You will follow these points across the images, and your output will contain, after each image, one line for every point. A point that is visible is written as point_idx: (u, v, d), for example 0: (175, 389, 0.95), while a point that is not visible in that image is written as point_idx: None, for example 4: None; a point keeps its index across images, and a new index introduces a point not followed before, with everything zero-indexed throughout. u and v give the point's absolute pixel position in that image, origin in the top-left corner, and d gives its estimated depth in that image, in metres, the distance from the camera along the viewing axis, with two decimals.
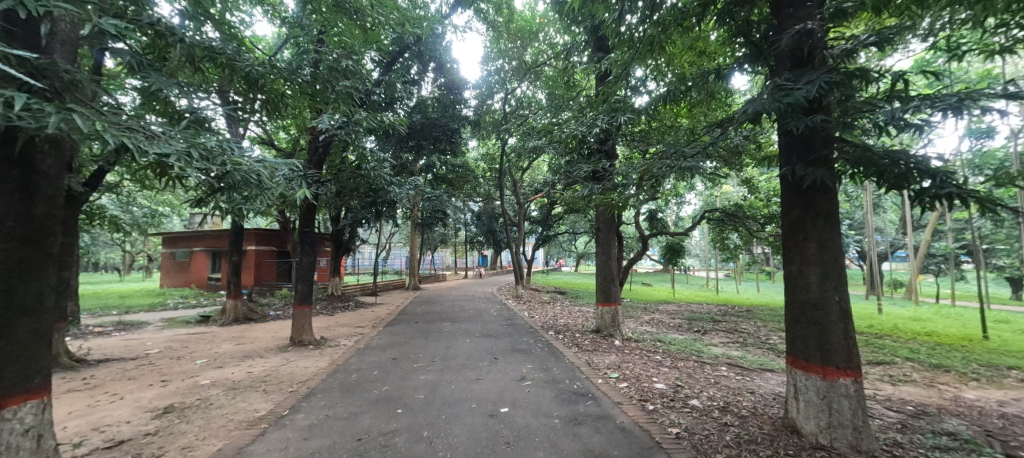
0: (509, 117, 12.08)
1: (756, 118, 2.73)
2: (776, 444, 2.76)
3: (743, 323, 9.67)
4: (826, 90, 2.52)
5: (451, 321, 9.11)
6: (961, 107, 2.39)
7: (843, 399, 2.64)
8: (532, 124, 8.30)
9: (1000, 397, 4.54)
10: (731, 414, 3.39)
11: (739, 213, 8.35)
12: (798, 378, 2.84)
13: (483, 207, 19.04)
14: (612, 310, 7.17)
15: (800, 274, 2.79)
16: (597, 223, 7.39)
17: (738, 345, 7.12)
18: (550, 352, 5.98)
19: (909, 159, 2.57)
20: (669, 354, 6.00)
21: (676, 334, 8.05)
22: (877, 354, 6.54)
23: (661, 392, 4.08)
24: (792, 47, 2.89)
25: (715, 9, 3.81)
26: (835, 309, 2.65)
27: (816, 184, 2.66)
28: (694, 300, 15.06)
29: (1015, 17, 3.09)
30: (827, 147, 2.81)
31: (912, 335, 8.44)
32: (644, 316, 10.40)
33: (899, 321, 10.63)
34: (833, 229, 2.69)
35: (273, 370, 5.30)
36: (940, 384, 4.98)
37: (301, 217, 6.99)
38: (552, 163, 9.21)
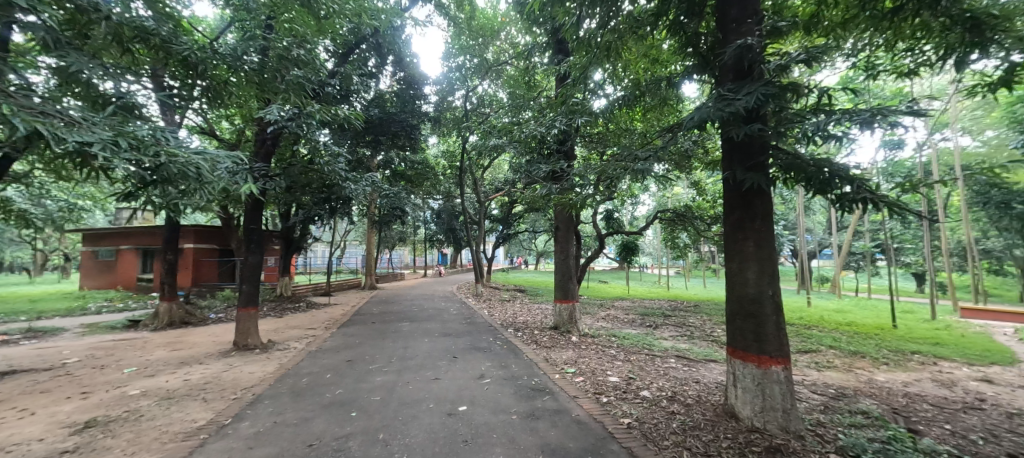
0: (469, 116, 11.98)
1: (701, 125, 2.90)
2: (717, 429, 2.96)
3: (691, 317, 10.22)
4: (764, 100, 2.72)
5: (409, 321, 8.96)
6: (877, 122, 2.67)
7: (774, 385, 2.87)
8: (493, 122, 8.28)
9: (904, 379, 5.14)
10: (678, 403, 3.59)
11: (689, 214, 8.81)
12: (736, 366, 3.06)
13: (444, 205, 18.83)
14: (569, 307, 7.36)
15: (740, 270, 3.00)
16: (556, 222, 7.52)
17: (686, 338, 7.55)
18: (509, 349, 6.04)
19: (831, 166, 2.86)
20: (623, 349, 6.25)
21: (630, 329, 8.40)
22: (806, 343, 7.18)
23: (615, 384, 4.24)
24: (734, 60, 3.10)
25: (665, 19, 4.02)
26: (769, 303, 2.88)
27: (754, 188, 2.88)
28: (647, 296, 15.72)
29: (921, 40, 3.50)
30: (763, 154, 3.04)
31: (835, 326, 9.31)
32: (600, 312, 10.75)
33: (825, 313, 11.70)
34: (768, 230, 2.92)
35: (214, 377, 4.97)
36: (857, 368, 5.56)
37: (246, 213, 6.57)
38: (512, 162, 9.28)
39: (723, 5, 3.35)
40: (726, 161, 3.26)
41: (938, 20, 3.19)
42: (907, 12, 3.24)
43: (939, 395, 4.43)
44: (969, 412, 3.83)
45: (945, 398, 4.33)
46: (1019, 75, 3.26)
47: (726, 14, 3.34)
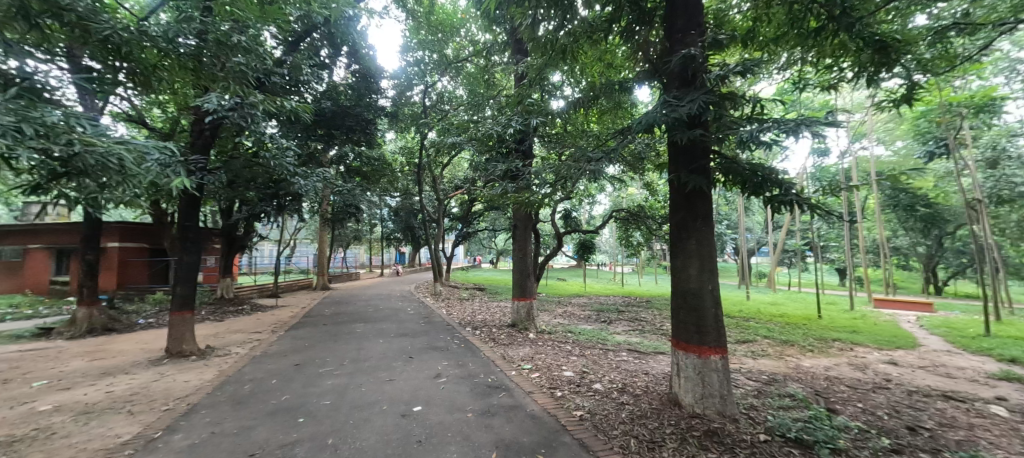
0: (428, 112, 11.79)
1: (650, 129, 3.04)
2: (661, 417, 3.14)
3: (643, 312, 10.68)
4: (705, 108, 2.90)
5: (364, 322, 8.68)
6: (803, 130, 2.91)
7: (713, 373, 3.09)
8: (452, 119, 8.19)
9: (826, 364, 5.69)
10: (627, 394, 3.76)
11: (641, 213, 9.20)
12: (680, 357, 3.24)
13: (401, 203, 18.38)
14: (527, 304, 7.44)
15: (683, 267, 3.19)
16: (514, 220, 7.57)
17: (638, 332, 7.89)
18: (466, 348, 6.02)
19: (763, 171, 3.12)
20: (578, 344, 6.43)
21: (585, 324, 8.65)
22: (744, 333, 7.74)
23: (569, 379, 4.36)
24: (679, 68, 3.27)
25: (618, 26, 4.16)
26: (708, 297, 3.09)
27: (696, 190, 3.06)
28: (603, 293, 16.22)
29: (841, 57, 3.91)
30: (705, 158, 3.23)
31: (771, 317, 10.10)
32: (558, 309, 10.98)
33: (762, 306, 12.66)
34: (708, 229, 3.13)
35: (143, 387, 4.56)
36: (787, 355, 6.07)
37: (180, 209, 6.07)
38: (471, 160, 9.25)
39: (670, 16, 3.53)
40: (671, 165, 3.41)
41: (853, 40, 3.58)
42: (829, 32, 3.61)
43: (854, 377, 4.95)
44: (877, 391, 4.31)
45: (858, 379, 4.84)
46: (917, 93, 3.72)
47: (673, 25, 3.52)
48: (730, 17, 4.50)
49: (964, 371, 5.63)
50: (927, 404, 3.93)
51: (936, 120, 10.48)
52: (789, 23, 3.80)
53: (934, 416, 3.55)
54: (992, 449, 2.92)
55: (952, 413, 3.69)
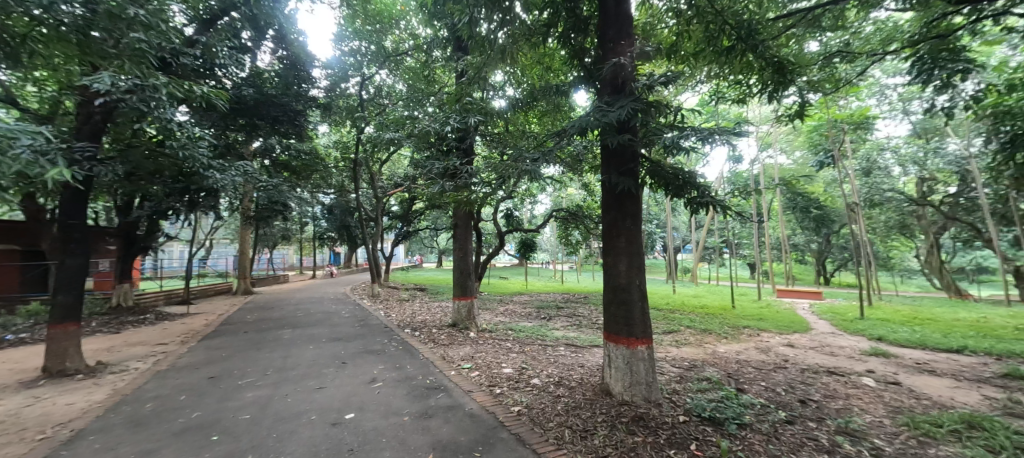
0: (365, 105, 11.29)
1: (584, 132, 3.17)
2: (594, 406, 3.29)
3: (581, 308, 11.11)
4: (633, 115, 3.09)
5: (292, 327, 8.09)
6: (716, 138, 3.20)
7: (640, 362, 3.30)
8: (390, 114, 7.89)
9: (738, 349, 6.33)
10: (563, 387, 3.90)
11: (580, 213, 9.65)
12: (611, 348, 3.42)
13: (336, 200, 17.40)
14: (468, 303, 7.40)
15: (614, 263, 3.36)
16: (455, 218, 7.48)
17: (575, 327, 8.20)
18: (404, 350, 5.86)
19: (684, 175, 3.41)
20: (518, 341, 6.54)
21: (526, 321, 8.81)
22: (671, 324, 8.36)
23: (508, 375, 4.42)
24: (610, 76, 3.44)
25: (556, 30, 4.28)
26: (635, 291, 3.30)
27: (625, 191, 3.25)
28: (544, 290, 16.61)
29: (749, 74, 4.41)
30: (634, 161, 3.43)
31: (693, 308, 11.02)
32: (499, 307, 11.07)
33: (686, 299, 13.77)
34: (637, 228, 3.34)
35: (10, 415, 3.87)
36: (706, 343, 6.68)
37: (62, 205, 5.21)
38: (412, 157, 9.01)
39: (602, 25, 3.71)
40: (603, 167, 3.56)
41: (757, 60, 4.05)
42: (737, 51, 4.05)
43: (761, 360, 5.55)
44: (778, 371, 4.88)
45: (763, 361, 5.44)
46: (808, 109, 4.28)
47: (606, 34, 3.70)
48: (657, 31, 4.87)
49: (844, 349, 6.58)
50: (815, 380, 4.52)
51: (826, 134, 12.11)
52: (706, 41, 4.25)
53: (821, 389, 4.10)
54: (861, 414, 3.45)
55: (834, 386, 4.28)
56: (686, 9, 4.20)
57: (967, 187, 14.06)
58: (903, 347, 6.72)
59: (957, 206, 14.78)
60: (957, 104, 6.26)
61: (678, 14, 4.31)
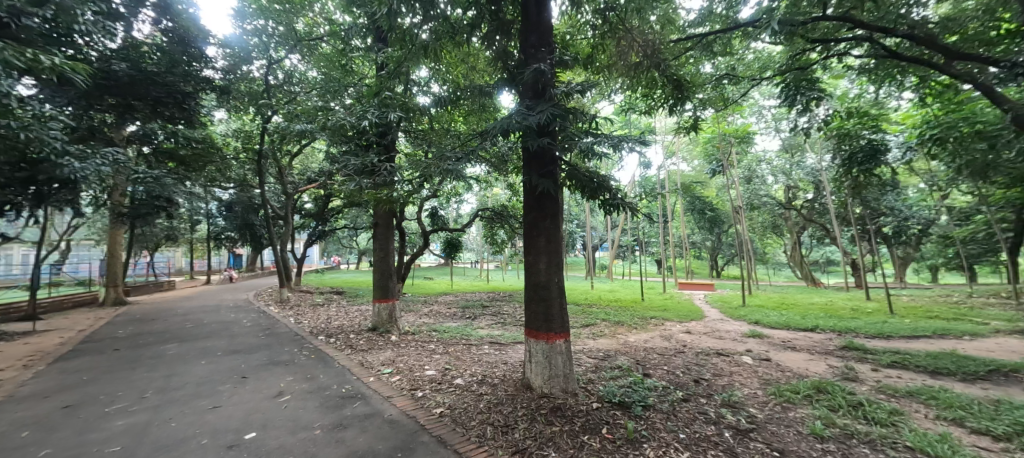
0: (272, 92, 10.29)
1: (506, 133, 3.23)
2: (516, 401, 3.38)
3: (505, 306, 11.30)
4: (552, 119, 3.23)
5: (179, 341, 7.07)
6: (626, 145, 3.42)
7: (559, 355, 3.47)
8: (302, 103, 7.30)
9: (645, 337, 6.95)
10: (486, 384, 3.94)
11: (504, 213, 9.91)
12: (531, 344, 3.54)
13: (236, 196, 15.60)
14: (389, 306, 7.11)
15: (534, 262, 3.48)
16: (375, 217, 7.14)
17: (500, 325, 8.33)
18: (316, 359, 5.46)
19: (598, 179, 3.64)
20: (442, 342, 6.45)
21: (451, 322, 8.72)
22: (589, 318, 8.88)
23: (431, 377, 4.35)
24: (531, 81, 3.56)
25: (481, 31, 4.29)
26: (554, 287, 3.45)
27: (544, 192, 3.38)
28: (469, 289, 16.61)
29: (655, 88, 4.91)
30: (552, 164, 3.58)
31: (609, 302, 11.83)
32: (423, 308, 10.82)
33: (602, 293, 14.74)
34: (555, 227, 3.50)
35: None
36: (618, 333, 7.22)
37: None
38: (327, 151, 8.40)
39: (524, 31, 3.82)
40: (524, 169, 3.67)
41: (660, 77, 4.53)
42: (644, 67, 4.59)
43: (664, 346, 6.14)
44: (678, 356, 5.44)
45: (667, 348, 6.03)
46: (702, 123, 5.10)
47: (527, 39, 3.81)
48: (576, 41, 5.18)
49: (729, 333, 7.56)
50: (708, 361, 5.14)
51: (717, 146, 13.80)
52: (619, 56, 4.66)
53: (711, 369, 4.67)
54: (742, 388, 4.00)
55: (721, 365, 4.90)
56: (600, 24, 4.55)
57: (821, 194, 17.01)
58: (774, 328, 7.92)
59: (814, 210, 17.80)
60: (812, 124, 7.54)
61: (594, 26, 4.60)
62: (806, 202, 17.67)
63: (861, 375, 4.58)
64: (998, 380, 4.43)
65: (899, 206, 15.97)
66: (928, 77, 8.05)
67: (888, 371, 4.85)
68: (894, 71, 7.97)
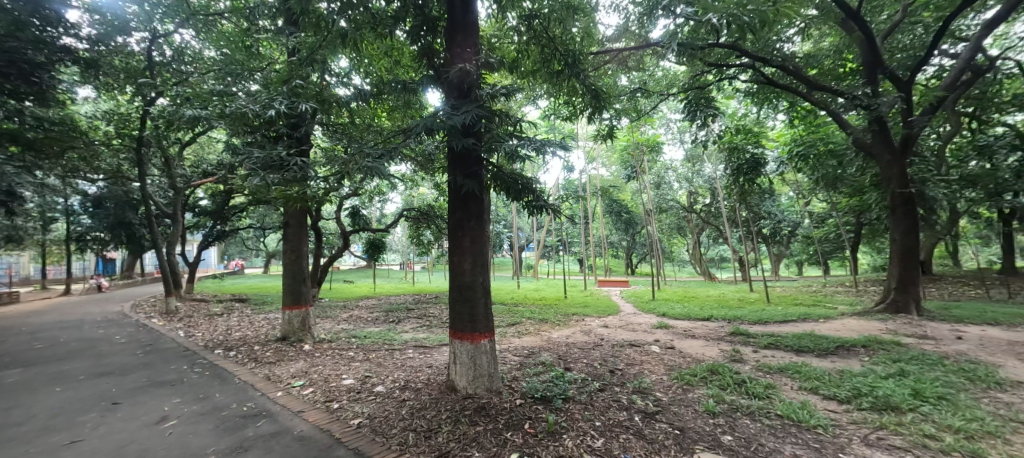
0: (156, 70, 8.93)
1: (429, 132, 3.16)
2: (439, 405, 3.33)
3: (431, 308, 11.07)
4: (477, 119, 3.24)
5: (25, 365, 5.80)
6: (547, 149, 3.53)
7: (483, 355, 3.49)
8: (196, 86, 6.44)
9: (567, 333, 7.27)
10: (409, 390, 3.82)
11: (430, 213, 9.82)
12: (456, 345, 3.52)
13: (108, 190, 13.31)
14: (301, 313, 6.55)
15: (458, 263, 3.46)
16: (285, 217, 6.53)
17: (424, 328, 8.14)
18: (212, 375, 4.84)
19: (522, 181, 3.73)
20: (362, 348, 6.13)
21: (372, 327, 8.32)
22: (515, 317, 9.08)
23: (348, 387, 4.10)
24: (457, 80, 3.54)
25: (405, 25, 4.12)
26: (479, 288, 3.46)
27: (469, 193, 3.38)
28: (392, 292, 16.01)
29: (576, 96, 5.21)
30: (478, 165, 3.58)
31: (533, 301, 12.18)
32: (342, 314, 10.17)
33: (528, 292, 15.14)
34: (480, 228, 3.51)
35: None
36: (542, 330, 7.47)
37: None
38: (228, 141, 7.51)
39: (450, 30, 3.79)
40: (449, 170, 3.63)
41: (580, 87, 4.80)
42: (565, 75, 4.73)
43: (584, 341, 6.49)
44: (596, 349, 5.77)
45: (586, 342, 6.37)
46: (617, 132, 5.53)
47: (453, 39, 3.80)
48: (502, 45, 5.33)
49: (641, 325, 8.23)
50: (622, 352, 5.54)
51: (631, 153, 14.94)
52: (543, 63, 4.85)
53: (624, 360, 5.05)
54: (650, 375, 4.36)
55: (633, 356, 5.31)
56: (525, 31, 4.72)
57: (716, 199, 19.29)
58: (678, 319, 8.80)
59: (710, 213, 20.12)
60: (710, 137, 8.50)
61: (519, 33, 4.74)
62: (704, 206, 19.90)
63: (745, 357, 5.27)
64: (842, 354, 5.41)
65: (775, 211, 18.78)
66: (796, 102, 9.53)
67: (765, 351, 5.66)
68: (771, 95, 9.34)
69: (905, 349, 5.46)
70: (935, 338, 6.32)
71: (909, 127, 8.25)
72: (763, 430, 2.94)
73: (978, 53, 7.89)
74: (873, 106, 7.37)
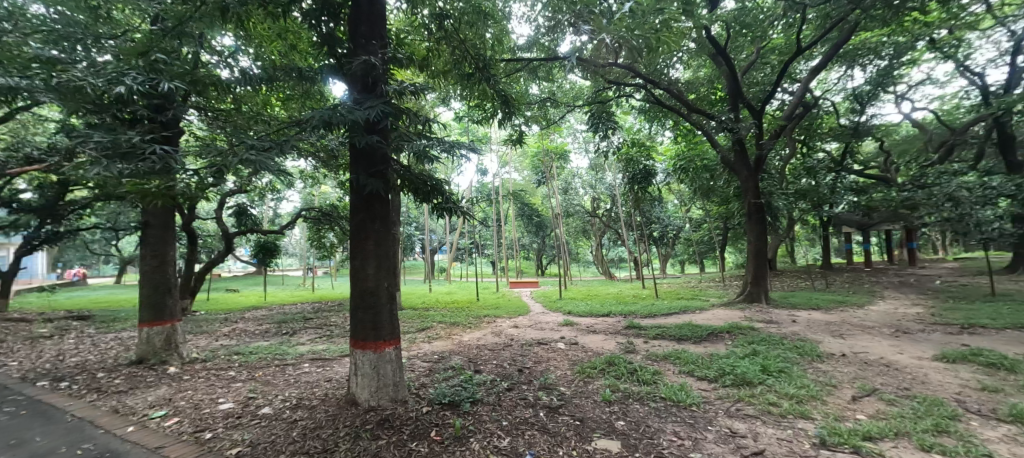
0: None
1: (326, 126, 2.91)
2: (337, 421, 3.08)
3: (332, 316, 10.24)
4: (383, 116, 3.07)
5: None
6: (456, 150, 3.46)
7: (388, 364, 3.32)
8: (16, 48, 5.11)
9: (477, 335, 7.29)
10: (301, 409, 3.47)
11: (333, 214, 9.14)
12: (357, 356, 3.29)
13: None
14: (166, 330, 5.57)
15: (361, 267, 3.24)
16: (145, 216, 5.49)
17: (324, 338, 7.49)
18: (31, 414, 3.85)
19: (432, 182, 3.65)
20: (247, 366, 5.42)
21: (261, 341, 7.41)
22: (426, 321, 8.83)
23: (226, 412, 3.59)
24: (360, 74, 3.32)
25: (301, 6, 3.75)
26: (384, 294, 3.29)
27: (373, 193, 3.20)
28: (286, 300, 14.49)
29: (487, 101, 5.27)
30: (384, 164, 3.39)
31: (445, 304, 11.99)
32: (223, 328, 8.89)
33: (440, 296, 14.87)
34: (385, 230, 3.33)
35: None
36: (453, 334, 7.37)
37: None
38: (62, 120, 6.06)
39: (353, 19, 3.57)
40: (352, 167, 3.40)
41: (490, 91, 4.85)
42: (476, 79, 4.74)
43: (494, 342, 6.56)
44: (506, 349, 5.87)
45: (497, 343, 6.46)
46: (526, 138, 5.72)
47: (356, 30, 3.59)
48: (413, 41, 5.18)
49: (548, 324, 8.62)
50: (530, 351, 5.72)
51: (542, 159, 15.63)
52: (454, 65, 4.81)
53: (532, 358, 5.22)
54: (556, 371, 4.57)
55: (540, 354, 5.52)
56: (435, 30, 4.64)
57: (615, 205, 21.10)
58: (582, 317, 9.39)
59: (610, 218, 21.93)
60: (610, 147, 9.27)
61: (430, 31, 4.64)
62: (605, 211, 21.61)
63: (637, 347, 5.82)
64: (712, 339, 6.29)
65: (663, 217, 21.18)
66: (679, 121, 10.87)
67: (653, 341, 6.31)
68: (660, 114, 10.51)
69: (757, 333, 6.54)
70: (778, 322, 7.69)
71: (760, 148, 9.93)
72: (649, 413, 3.27)
73: (807, 91, 9.73)
74: (736, 129, 8.72)
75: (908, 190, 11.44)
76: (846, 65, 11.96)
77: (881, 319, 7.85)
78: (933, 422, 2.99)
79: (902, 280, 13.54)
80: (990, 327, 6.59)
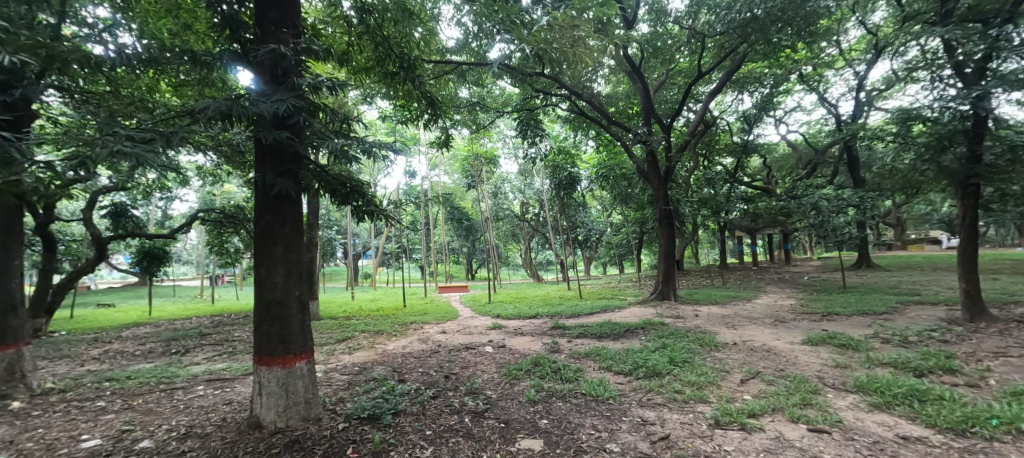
0: None
1: (225, 118, 2.59)
2: (236, 448, 2.76)
3: (235, 331, 9.16)
4: (294, 111, 2.83)
5: None
6: (376, 151, 3.28)
7: (297, 379, 3.06)
8: None
9: (403, 343, 7.01)
10: (192, 438, 3.05)
11: (239, 215, 8.21)
12: (261, 374, 2.98)
13: None
14: (6, 356, 4.55)
15: (267, 275, 2.95)
16: None
17: (225, 356, 6.68)
18: None
19: (349, 183, 3.45)
20: (122, 393, 4.62)
21: (143, 363, 6.38)
22: (347, 331, 8.30)
23: (91, 451, 3.03)
24: (268, 63, 3.03)
25: None
26: (293, 303, 3.03)
27: (283, 193, 2.94)
28: (177, 315, 12.65)
29: (413, 101, 5.14)
30: (295, 162, 3.12)
31: (368, 312, 11.37)
32: (90, 350, 7.48)
33: (363, 303, 14.10)
34: (296, 234, 3.08)
35: None
36: (376, 343, 7.00)
37: None
38: None
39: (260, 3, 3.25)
40: (257, 164, 3.10)
41: (415, 91, 4.74)
42: (400, 78, 4.62)
43: (420, 349, 6.36)
44: (432, 356, 5.72)
45: (423, 350, 6.27)
46: (453, 141, 5.66)
47: (264, 15, 3.27)
48: (334, 33, 4.88)
49: (477, 328, 8.57)
50: (457, 357, 5.64)
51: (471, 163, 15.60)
52: (376, 62, 4.62)
53: (459, 364, 5.15)
54: (482, 375, 4.56)
55: (468, 358, 5.48)
56: (356, 23, 4.41)
57: (543, 209, 21.75)
58: (510, 319, 9.50)
59: (538, 222, 22.63)
60: (539, 154, 9.53)
61: (351, 24, 4.41)
62: (534, 216, 22.23)
63: (561, 347, 6.03)
64: (628, 336, 6.75)
65: (586, 221, 22.28)
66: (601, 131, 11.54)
67: (576, 340, 6.60)
68: (584, 124, 11.15)
69: (667, 328, 7.15)
70: (684, 317, 8.49)
71: (670, 160, 10.92)
72: (571, 410, 3.40)
73: (706, 112, 10.92)
74: (649, 141, 9.50)
75: (784, 199, 13.38)
76: (738, 90, 13.64)
77: (764, 310, 9.06)
78: (801, 397, 3.52)
79: (780, 277, 15.73)
80: (843, 315, 7.93)
